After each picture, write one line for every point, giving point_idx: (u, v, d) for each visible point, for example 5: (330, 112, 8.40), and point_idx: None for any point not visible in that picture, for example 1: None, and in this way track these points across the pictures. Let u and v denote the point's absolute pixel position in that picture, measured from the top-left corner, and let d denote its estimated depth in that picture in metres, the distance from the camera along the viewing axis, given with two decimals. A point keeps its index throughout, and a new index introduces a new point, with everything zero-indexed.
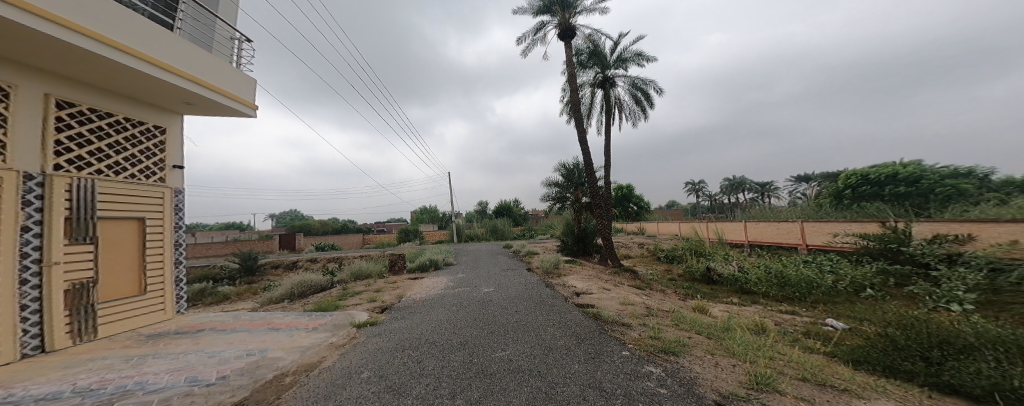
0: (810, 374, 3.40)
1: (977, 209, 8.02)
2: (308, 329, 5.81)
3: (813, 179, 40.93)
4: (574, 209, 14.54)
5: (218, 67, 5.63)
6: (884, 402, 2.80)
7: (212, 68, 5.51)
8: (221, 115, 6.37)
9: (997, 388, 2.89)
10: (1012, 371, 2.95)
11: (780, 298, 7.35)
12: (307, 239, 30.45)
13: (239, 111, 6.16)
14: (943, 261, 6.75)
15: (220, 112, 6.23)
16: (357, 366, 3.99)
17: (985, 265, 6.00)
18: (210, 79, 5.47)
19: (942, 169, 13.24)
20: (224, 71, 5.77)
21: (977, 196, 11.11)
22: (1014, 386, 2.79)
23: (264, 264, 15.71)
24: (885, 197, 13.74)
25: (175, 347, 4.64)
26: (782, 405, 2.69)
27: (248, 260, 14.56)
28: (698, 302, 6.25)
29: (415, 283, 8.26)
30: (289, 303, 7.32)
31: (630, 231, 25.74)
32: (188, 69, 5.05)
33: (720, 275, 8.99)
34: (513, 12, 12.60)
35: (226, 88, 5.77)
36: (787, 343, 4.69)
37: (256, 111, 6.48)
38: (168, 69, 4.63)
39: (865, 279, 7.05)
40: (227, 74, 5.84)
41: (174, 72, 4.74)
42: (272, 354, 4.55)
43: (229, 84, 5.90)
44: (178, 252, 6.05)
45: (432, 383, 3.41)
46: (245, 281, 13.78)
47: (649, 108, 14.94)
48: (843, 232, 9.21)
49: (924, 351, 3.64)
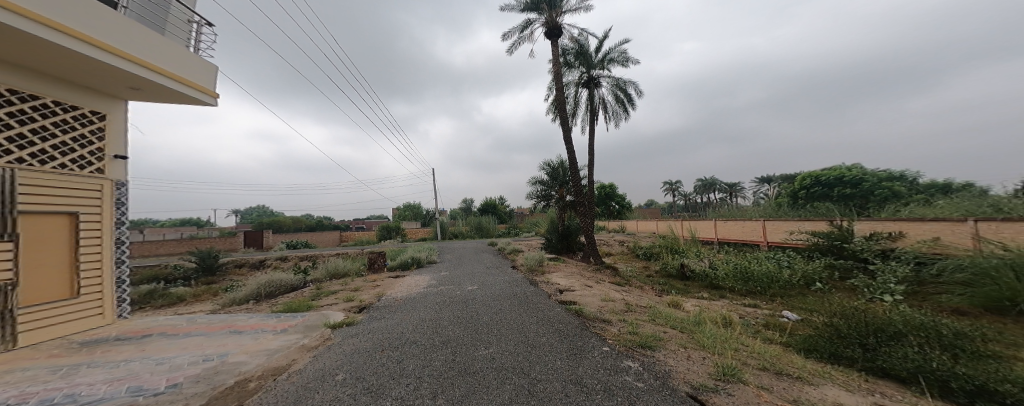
0: (770, 364, 3.71)
1: (907, 209, 9.16)
2: (275, 331, 5.46)
3: (774, 180, 44.46)
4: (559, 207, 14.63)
5: (182, 55, 5.19)
6: (830, 387, 3.14)
7: (173, 56, 5.04)
8: (175, 102, 5.70)
9: (920, 371, 3.33)
10: (931, 355, 3.42)
11: (743, 292, 7.92)
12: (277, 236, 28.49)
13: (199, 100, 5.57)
14: (878, 256, 7.64)
15: (173, 99, 5.56)
16: (332, 369, 3.79)
17: (913, 259, 6.93)
18: (174, 69, 5.03)
19: (880, 173, 14.92)
20: (188, 59, 5.32)
21: (907, 197, 12.67)
22: (933, 367, 3.23)
23: (225, 263, 14.50)
24: (833, 197, 15.28)
25: (115, 355, 4.15)
26: (745, 394, 2.92)
27: (206, 259, 13.36)
28: (672, 297, 6.60)
29: (395, 281, 7.99)
30: (254, 303, 6.82)
31: (612, 229, 26.50)
32: (147, 57, 4.62)
33: (692, 271, 9.60)
34: (499, 8, 12.37)
35: (191, 79, 5.34)
36: (749, 334, 5.11)
37: (217, 100, 5.87)
38: (128, 58, 4.27)
39: (815, 273, 7.81)
40: (191, 62, 5.38)
41: (136, 62, 4.38)
42: (233, 359, 4.21)
43: (190, 72, 5.36)
44: (121, 251, 5.40)
45: (413, 383, 3.33)
46: (205, 282, 12.64)
47: (630, 109, 15.26)
48: (798, 229, 10.10)
49: (862, 339, 4.12)
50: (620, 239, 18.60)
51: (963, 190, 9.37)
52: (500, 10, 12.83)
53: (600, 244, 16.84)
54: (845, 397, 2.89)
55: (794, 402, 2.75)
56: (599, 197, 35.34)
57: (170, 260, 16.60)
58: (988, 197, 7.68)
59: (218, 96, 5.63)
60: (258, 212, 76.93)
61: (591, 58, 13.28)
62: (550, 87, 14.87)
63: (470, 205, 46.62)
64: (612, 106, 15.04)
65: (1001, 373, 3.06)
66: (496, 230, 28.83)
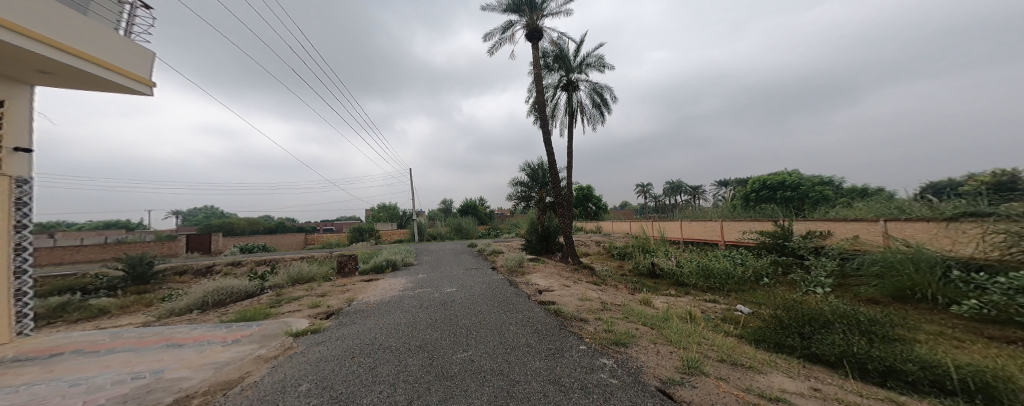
0: (727, 356, 4.07)
1: (834, 210, 10.58)
2: (225, 342, 4.90)
3: (731, 184, 48.56)
4: (539, 209, 14.09)
5: (108, 36, 4.53)
6: (775, 374, 3.53)
7: (95, 36, 4.37)
8: (99, 90, 4.93)
9: (844, 355, 3.85)
10: (852, 340, 3.96)
11: (704, 288, 8.60)
12: (230, 239, 25.65)
13: (130, 89, 4.90)
14: (812, 252, 8.81)
15: (97, 87, 4.83)
16: (293, 379, 3.48)
17: (839, 254, 8.08)
18: (99, 53, 4.41)
19: (813, 178, 17.05)
20: (116, 42, 4.66)
21: (835, 199, 14.59)
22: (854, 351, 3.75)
23: (161, 271, 12.73)
24: (777, 199, 17.17)
25: (14, 378, 3.46)
26: (707, 386, 3.16)
27: (137, 265, 11.64)
28: (644, 295, 6.98)
29: (367, 285, 7.55)
30: (199, 313, 6.05)
31: (590, 229, 27.44)
32: (62, 37, 3.97)
33: (661, 269, 10.24)
34: (479, 7, 12.02)
35: (120, 64, 4.70)
36: (710, 328, 5.58)
37: (152, 88, 5.20)
38: (39, 39, 3.67)
39: (763, 269, 8.73)
40: (120, 45, 4.74)
41: (46, 42, 3.74)
42: (172, 375, 3.70)
43: (117, 55, 4.68)
44: (22, 257, 4.47)
45: (386, 390, 3.17)
46: (135, 291, 11.01)
47: (606, 113, 15.64)
48: (748, 229, 11.16)
49: (800, 328, 4.67)
50: (598, 239, 19.37)
51: (876, 193, 11.02)
52: (481, 9, 12.45)
53: (579, 244, 17.41)
54: (788, 383, 3.26)
55: (747, 391, 3.02)
56: (578, 199, 36.38)
57: (93, 268, 14.27)
58: (895, 200, 9.04)
59: (155, 84, 4.99)
60: (204, 212, 68.14)
61: (571, 62, 13.38)
62: (530, 89, 14.83)
63: (449, 206, 45.51)
64: (590, 110, 15.31)
65: (906, 355, 3.65)
66: (477, 231, 28.35)
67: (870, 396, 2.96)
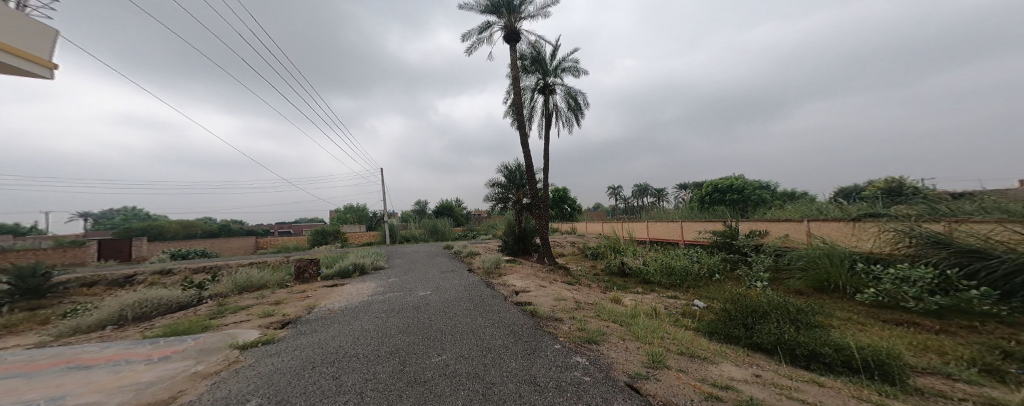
0: (685, 348, 4.40)
1: (771, 211, 12.01)
2: (152, 360, 4.19)
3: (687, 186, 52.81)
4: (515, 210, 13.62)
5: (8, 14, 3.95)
6: (726, 364, 3.88)
7: None
8: None
9: (778, 343, 4.31)
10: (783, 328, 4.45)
11: (666, 284, 9.27)
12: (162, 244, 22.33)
13: (27, 71, 4.25)
14: (754, 249, 9.90)
15: None
16: (241, 395, 3.07)
17: (775, 250, 9.15)
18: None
19: (755, 182, 19.17)
20: (16, 19, 4.06)
21: (772, 200, 16.54)
22: (787, 339, 4.23)
23: (64, 283, 10.64)
24: (726, 201, 19.03)
25: None
26: (669, 378, 3.36)
27: (29, 276, 9.61)
28: (614, 293, 7.31)
29: (331, 291, 6.95)
30: (116, 329, 5.12)
31: (565, 231, 28.12)
32: None
33: (630, 268, 10.83)
34: (456, 5, 11.50)
35: (19, 45, 4.09)
36: (671, 323, 6.00)
37: (52, 71, 4.53)
38: None
39: (714, 266, 9.64)
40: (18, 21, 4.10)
41: None
42: (75, 401, 3.06)
43: (17, 35, 4.08)
44: None
45: (352, 399, 2.92)
46: (26, 307, 9.05)
47: (581, 116, 15.91)
48: (703, 228, 12.22)
49: (744, 320, 5.18)
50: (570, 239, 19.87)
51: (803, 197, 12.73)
52: (457, 8, 11.92)
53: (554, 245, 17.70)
54: (735, 371, 3.59)
55: (703, 381, 3.27)
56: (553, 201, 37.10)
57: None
58: (816, 202, 10.43)
59: (62, 69, 4.41)
60: (121, 211, 58.08)
61: (547, 65, 13.35)
62: (506, 91, 14.61)
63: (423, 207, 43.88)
64: (565, 113, 15.46)
65: (823, 339, 4.15)
66: (453, 233, 27.65)
67: (799, 379, 3.37)
